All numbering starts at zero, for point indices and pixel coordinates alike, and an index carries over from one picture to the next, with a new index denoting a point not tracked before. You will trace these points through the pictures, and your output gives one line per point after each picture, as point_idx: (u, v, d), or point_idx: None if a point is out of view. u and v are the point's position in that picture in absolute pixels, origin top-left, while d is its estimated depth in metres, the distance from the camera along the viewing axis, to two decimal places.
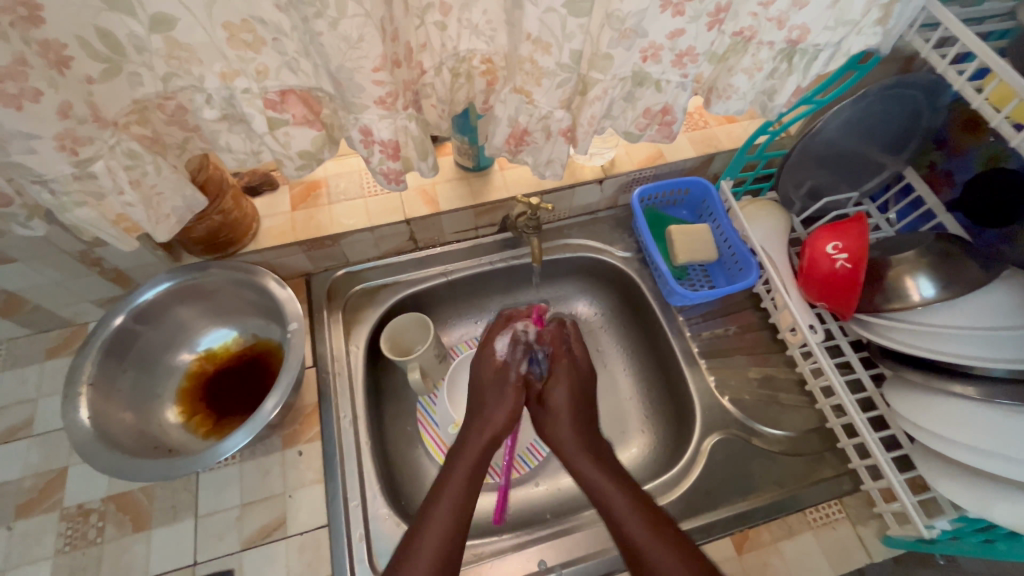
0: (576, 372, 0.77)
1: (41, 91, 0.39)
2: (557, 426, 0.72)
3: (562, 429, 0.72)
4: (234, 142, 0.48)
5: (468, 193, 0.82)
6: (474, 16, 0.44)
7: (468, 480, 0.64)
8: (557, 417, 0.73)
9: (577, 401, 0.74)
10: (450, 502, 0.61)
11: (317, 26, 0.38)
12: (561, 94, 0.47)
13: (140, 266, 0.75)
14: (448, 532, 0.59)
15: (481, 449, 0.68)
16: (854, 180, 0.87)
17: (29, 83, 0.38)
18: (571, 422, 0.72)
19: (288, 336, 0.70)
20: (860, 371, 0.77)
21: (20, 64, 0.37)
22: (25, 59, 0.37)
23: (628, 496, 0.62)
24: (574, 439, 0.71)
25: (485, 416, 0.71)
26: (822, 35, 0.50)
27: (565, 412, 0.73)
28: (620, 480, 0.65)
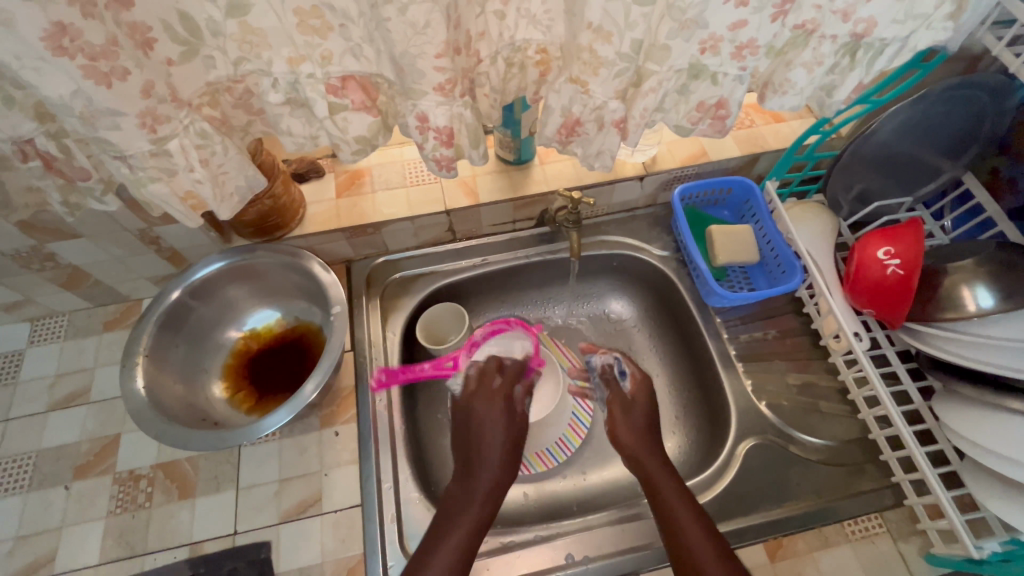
0: (637, 407, 0.76)
1: (129, 71, 0.41)
2: (622, 433, 0.74)
3: (625, 431, 0.74)
4: (294, 126, 0.49)
5: (508, 186, 0.84)
6: (534, 6, 0.44)
7: (470, 531, 0.62)
8: (623, 421, 0.75)
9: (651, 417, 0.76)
10: (454, 534, 0.62)
11: (385, 11, 0.39)
12: (617, 85, 0.47)
13: (195, 246, 0.78)
14: (464, 545, 0.61)
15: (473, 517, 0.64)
16: (907, 185, 0.85)
17: (118, 62, 0.40)
18: (640, 432, 0.74)
19: (331, 318, 0.72)
20: (907, 383, 0.74)
21: (111, 44, 0.39)
22: (115, 40, 0.39)
23: (688, 509, 0.63)
24: (640, 445, 0.72)
25: (469, 484, 0.68)
26: (890, 29, 0.47)
27: (637, 416, 0.75)
28: (689, 498, 0.65)
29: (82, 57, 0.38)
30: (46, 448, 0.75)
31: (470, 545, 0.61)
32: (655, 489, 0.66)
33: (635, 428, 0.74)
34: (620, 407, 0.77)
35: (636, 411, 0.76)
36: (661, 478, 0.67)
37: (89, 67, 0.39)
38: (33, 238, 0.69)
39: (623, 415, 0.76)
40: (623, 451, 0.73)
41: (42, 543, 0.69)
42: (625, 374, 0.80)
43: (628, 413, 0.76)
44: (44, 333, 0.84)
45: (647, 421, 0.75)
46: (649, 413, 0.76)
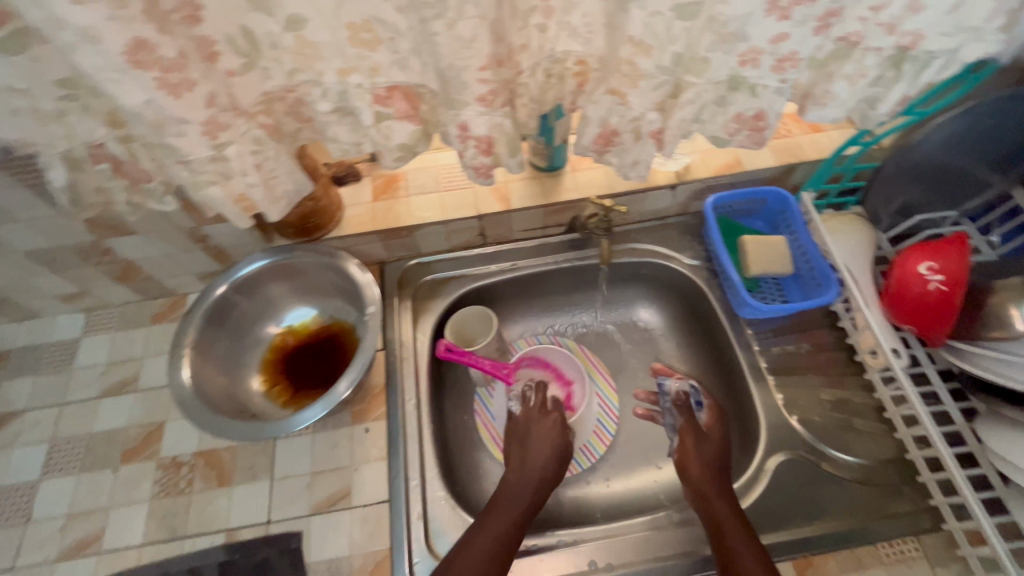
0: (714, 441, 0.76)
1: (194, 82, 0.43)
2: (692, 463, 0.73)
3: (695, 461, 0.73)
4: (341, 133, 0.51)
5: (540, 192, 0.85)
6: (575, 19, 0.44)
7: (509, 527, 0.67)
8: (694, 451, 0.75)
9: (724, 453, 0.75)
10: (491, 526, 0.67)
11: (434, 26, 0.41)
12: (656, 96, 0.47)
13: (239, 244, 0.82)
14: (501, 538, 0.66)
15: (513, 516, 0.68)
16: (953, 199, 0.82)
17: (187, 75, 0.43)
18: (710, 464, 0.73)
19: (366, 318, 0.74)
20: (948, 403, 0.72)
21: (180, 57, 0.42)
22: (185, 53, 0.42)
23: (753, 551, 0.62)
24: (708, 480, 0.71)
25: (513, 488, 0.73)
26: (937, 42, 0.46)
27: (708, 449, 0.75)
28: (753, 538, 0.64)
29: (154, 70, 0.41)
30: (97, 432, 0.80)
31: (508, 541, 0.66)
32: (719, 523, 0.66)
33: (708, 459, 0.74)
34: (693, 438, 0.76)
35: (709, 445, 0.75)
36: (725, 513, 0.67)
37: (162, 79, 0.42)
38: (93, 233, 0.74)
39: (695, 445, 0.75)
40: (689, 481, 0.72)
41: (91, 521, 0.73)
42: (701, 407, 0.81)
43: (700, 446, 0.75)
44: (98, 323, 0.89)
45: (720, 457, 0.74)
46: (723, 448, 0.76)
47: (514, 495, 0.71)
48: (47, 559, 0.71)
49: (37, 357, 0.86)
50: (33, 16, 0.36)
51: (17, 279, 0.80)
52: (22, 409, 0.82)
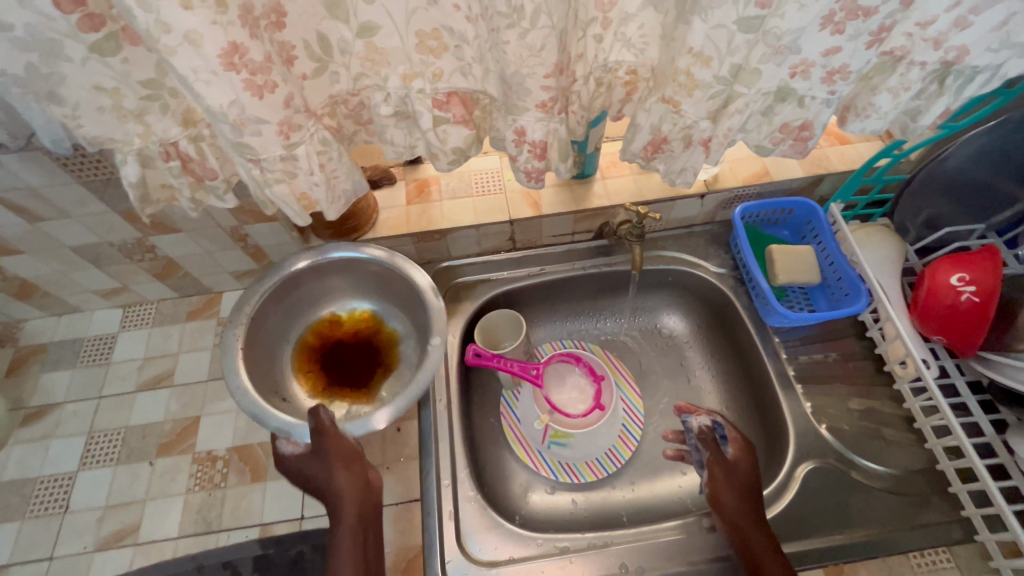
0: (744, 476, 0.70)
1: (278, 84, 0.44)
2: (724, 499, 0.68)
3: (728, 499, 0.68)
4: (397, 136, 0.53)
5: (570, 199, 0.87)
6: (630, 31, 0.46)
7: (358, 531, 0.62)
8: (726, 487, 0.68)
9: (756, 488, 0.69)
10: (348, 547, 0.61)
11: (506, 35, 0.42)
12: (710, 106, 0.48)
13: (278, 244, 0.83)
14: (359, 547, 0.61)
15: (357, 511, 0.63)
16: (980, 212, 0.81)
17: (272, 76, 0.43)
18: (745, 502, 0.68)
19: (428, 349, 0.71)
20: (979, 415, 0.72)
21: (268, 61, 0.43)
22: (270, 57, 0.43)
23: None
24: (744, 516, 0.67)
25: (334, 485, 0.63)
26: (983, 57, 0.47)
27: (737, 486, 0.69)
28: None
29: (243, 71, 0.41)
30: (134, 425, 0.81)
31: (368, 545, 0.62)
32: (760, 564, 0.63)
33: (741, 498, 0.68)
34: (724, 475, 0.69)
35: (739, 483, 0.69)
36: (766, 556, 0.64)
37: (250, 80, 0.42)
38: (139, 230, 0.76)
39: (726, 482, 0.69)
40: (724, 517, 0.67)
41: (127, 513, 0.75)
42: (726, 439, 0.73)
43: (732, 480, 0.69)
44: (135, 319, 0.91)
45: (752, 491, 0.69)
46: (755, 483, 0.70)
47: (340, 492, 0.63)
48: (85, 550, 0.73)
49: (75, 351, 0.88)
50: (141, 16, 0.37)
51: (60, 274, 0.82)
52: (60, 401, 0.83)
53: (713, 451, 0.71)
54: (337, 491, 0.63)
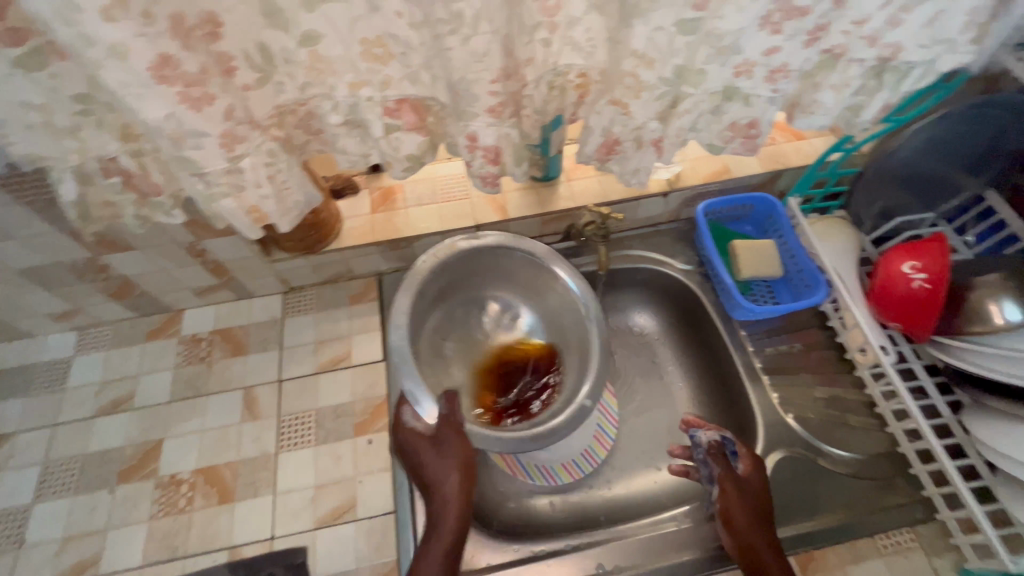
0: (755, 493, 0.68)
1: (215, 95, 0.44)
2: (737, 516, 0.66)
3: (741, 517, 0.66)
4: (350, 145, 0.52)
5: (536, 202, 0.87)
6: (577, 34, 0.46)
7: (460, 514, 0.64)
8: (739, 504, 0.66)
9: (767, 506, 0.68)
10: (446, 526, 0.63)
11: (448, 41, 0.43)
12: (657, 107, 0.49)
13: (239, 258, 0.81)
14: (452, 535, 0.63)
15: (462, 497, 0.65)
16: (929, 202, 0.87)
17: (207, 89, 0.43)
18: (758, 519, 0.66)
19: (583, 402, 0.68)
20: (936, 397, 0.75)
21: (202, 73, 0.42)
22: (206, 69, 0.42)
23: None
24: (755, 535, 0.65)
25: (433, 473, 0.66)
26: (916, 53, 0.49)
27: (749, 504, 0.67)
28: None
29: (177, 84, 0.41)
30: (92, 452, 0.78)
31: (460, 528, 0.64)
32: None
33: (754, 516, 0.66)
34: (738, 492, 0.67)
35: (751, 500, 0.67)
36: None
37: (185, 92, 0.42)
38: (90, 250, 0.73)
39: (738, 499, 0.67)
40: (734, 537, 0.65)
41: (87, 545, 0.72)
42: (736, 455, 0.72)
43: (745, 499, 0.67)
44: (90, 341, 0.87)
45: (763, 508, 0.68)
46: (766, 500, 0.69)
47: (437, 474, 0.66)
48: None
49: (27, 378, 0.84)
50: (63, 30, 0.36)
51: (7, 298, 0.78)
52: (12, 431, 0.80)
53: (725, 468, 0.70)
54: (443, 486, 0.65)
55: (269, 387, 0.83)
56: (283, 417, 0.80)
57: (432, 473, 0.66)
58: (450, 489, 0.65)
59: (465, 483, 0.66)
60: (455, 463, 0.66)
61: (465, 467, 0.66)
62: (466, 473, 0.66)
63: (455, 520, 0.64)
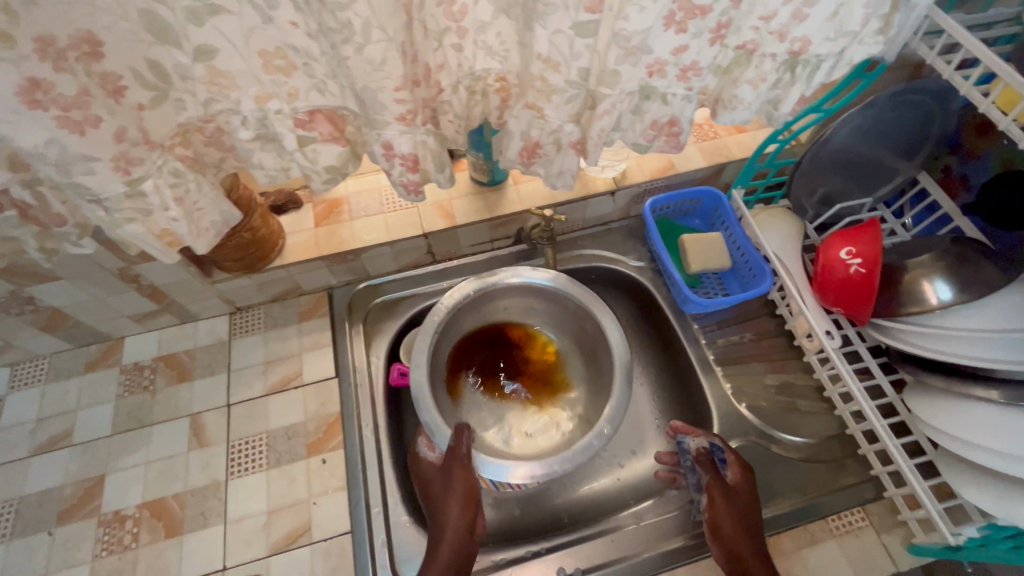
0: (744, 500, 0.69)
1: (101, 118, 0.42)
2: (724, 522, 0.67)
3: (728, 524, 0.66)
4: (266, 160, 0.51)
5: (484, 207, 0.87)
6: (489, 39, 0.46)
7: (460, 546, 0.65)
8: (726, 510, 0.67)
9: (755, 512, 0.69)
10: (444, 554, 0.64)
11: (344, 51, 0.41)
12: (570, 110, 0.50)
13: (176, 282, 0.78)
14: (447, 564, 0.63)
15: (461, 529, 0.66)
16: (867, 187, 0.90)
17: (91, 111, 0.41)
18: (745, 523, 0.67)
19: (598, 432, 0.72)
20: (881, 377, 0.77)
21: (83, 95, 0.41)
22: (87, 90, 0.41)
23: None
24: (742, 540, 0.65)
25: (440, 506, 0.69)
26: (824, 46, 0.50)
27: (735, 511, 0.68)
28: None
29: (54, 108, 0.40)
30: (29, 494, 0.74)
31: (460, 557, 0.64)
32: None
33: (741, 522, 0.67)
34: (725, 498, 0.69)
35: (739, 506, 0.68)
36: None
37: (63, 117, 0.40)
38: (11, 282, 0.70)
39: (725, 504, 0.68)
40: (722, 543, 0.65)
41: None
42: (725, 463, 0.74)
43: (733, 507, 0.68)
44: (23, 377, 0.83)
45: (751, 514, 0.68)
46: (754, 507, 0.69)
47: (439, 505, 0.69)
48: None
49: None
50: None
51: None
52: None
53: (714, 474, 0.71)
54: (446, 520, 0.67)
55: (217, 413, 0.80)
56: (232, 442, 0.77)
57: (440, 503, 0.69)
58: (450, 521, 0.67)
59: (469, 516, 0.67)
60: (456, 494, 0.68)
61: (468, 501, 0.68)
62: (468, 509, 0.68)
63: (451, 551, 0.64)
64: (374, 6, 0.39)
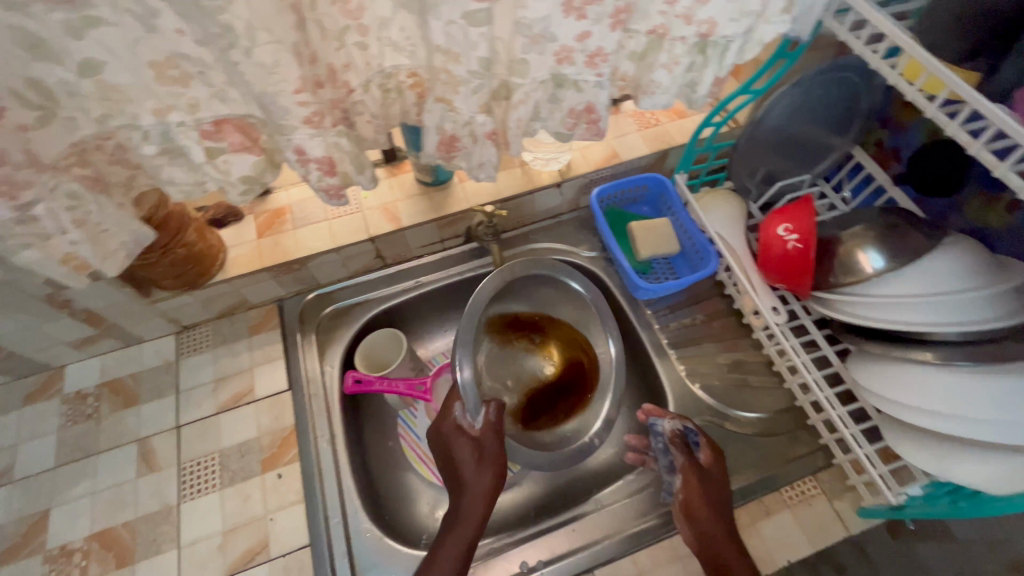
0: (715, 484, 0.69)
1: None
2: (698, 509, 0.67)
3: (701, 510, 0.67)
4: (176, 174, 0.50)
5: (430, 207, 0.86)
6: (393, 35, 0.46)
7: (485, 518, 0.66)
8: (700, 496, 0.68)
9: (726, 495, 0.69)
10: (468, 527, 0.65)
11: (232, 56, 0.41)
12: (478, 99, 0.50)
13: (112, 304, 0.76)
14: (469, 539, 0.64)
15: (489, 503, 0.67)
16: (805, 164, 0.92)
17: None
18: (718, 508, 0.67)
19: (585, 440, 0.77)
20: (825, 348, 0.79)
21: None
22: None
23: None
24: (716, 527, 0.66)
25: (470, 476, 0.68)
26: (731, 26, 0.50)
27: (708, 496, 0.68)
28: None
29: None
30: None
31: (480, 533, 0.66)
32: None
33: (715, 507, 0.67)
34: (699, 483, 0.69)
35: (713, 491, 0.69)
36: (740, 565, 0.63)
37: None
38: None
39: (698, 491, 0.68)
40: (694, 530, 0.66)
41: None
42: (698, 445, 0.73)
43: (706, 489, 0.68)
44: None
45: (723, 497, 0.69)
46: (723, 490, 0.70)
47: (471, 473, 0.68)
48: None
49: None
50: None
51: None
52: None
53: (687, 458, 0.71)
54: (475, 489, 0.67)
55: (167, 436, 0.78)
56: (183, 465, 0.75)
57: (469, 471, 0.69)
58: (480, 491, 0.67)
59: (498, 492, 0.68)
60: (489, 466, 0.68)
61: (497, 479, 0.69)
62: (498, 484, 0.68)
63: (476, 526, 0.65)
64: (252, 7, 0.39)
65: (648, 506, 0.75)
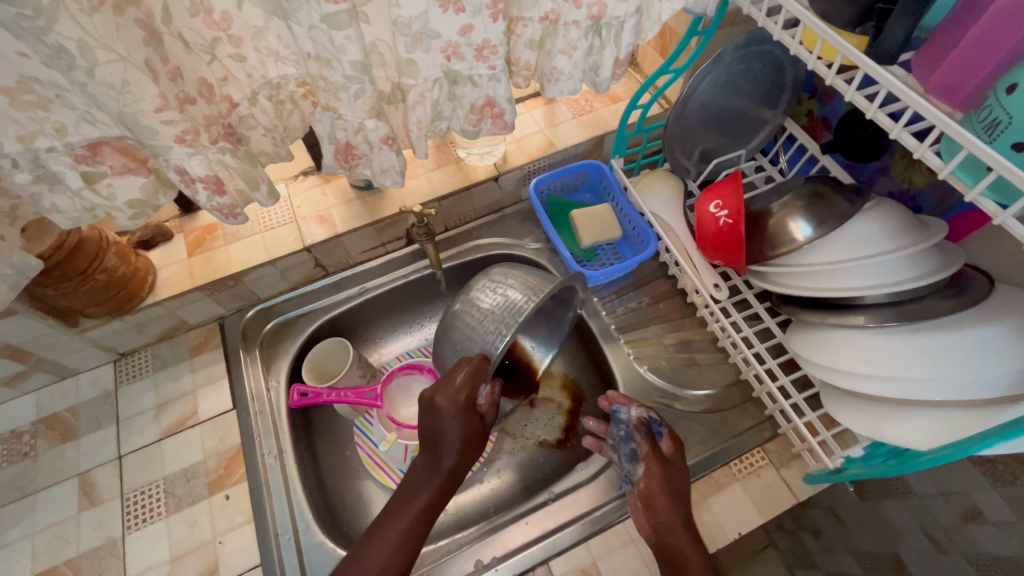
0: (678, 477, 0.68)
1: None
2: (660, 502, 0.65)
3: (665, 505, 0.65)
4: (59, 202, 0.52)
5: (364, 212, 0.85)
6: (271, 43, 0.53)
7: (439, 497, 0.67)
8: (663, 489, 0.66)
9: (686, 487, 0.68)
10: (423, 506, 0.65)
11: (77, 77, 0.44)
12: (362, 105, 0.53)
13: (36, 337, 0.74)
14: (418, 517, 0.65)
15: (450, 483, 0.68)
16: (740, 140, 0.92)
17: None
18: (680, 500, 0.66)
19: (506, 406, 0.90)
20: (767, 320, 0.80)
21: None
22: None
23: None
24: (675, 520, 0.64)
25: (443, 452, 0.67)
26: (619, 8, 0.52)
27: (671, 489, 0.66)
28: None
29: None
30: None
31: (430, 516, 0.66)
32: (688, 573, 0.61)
33: (677, 499, 0.66)
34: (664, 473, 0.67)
35: (676, 481, 0.67)
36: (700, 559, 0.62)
37: None
38: None
39: (663, 486, 0.66)
40: (654, 525, 0.64)
41: None
42: (661, 435, 0.72)
43: (668, 479, 0.67)
44: None
45: (684, 488, 0.67)
46: (684, 480, 0.68)
47: (445, 450, 0.67)
48: None
49: None
50: None
51: None
52: None
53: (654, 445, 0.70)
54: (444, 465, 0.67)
55: (108, 468, 0.76)
56: (127, 495, 0.73)
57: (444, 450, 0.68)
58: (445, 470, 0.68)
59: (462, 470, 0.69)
60: (467, 444, 0.69)
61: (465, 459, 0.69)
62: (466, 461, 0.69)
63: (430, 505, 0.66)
64: (82, 25, 0.42)
65: (601, 491, 0.75)
